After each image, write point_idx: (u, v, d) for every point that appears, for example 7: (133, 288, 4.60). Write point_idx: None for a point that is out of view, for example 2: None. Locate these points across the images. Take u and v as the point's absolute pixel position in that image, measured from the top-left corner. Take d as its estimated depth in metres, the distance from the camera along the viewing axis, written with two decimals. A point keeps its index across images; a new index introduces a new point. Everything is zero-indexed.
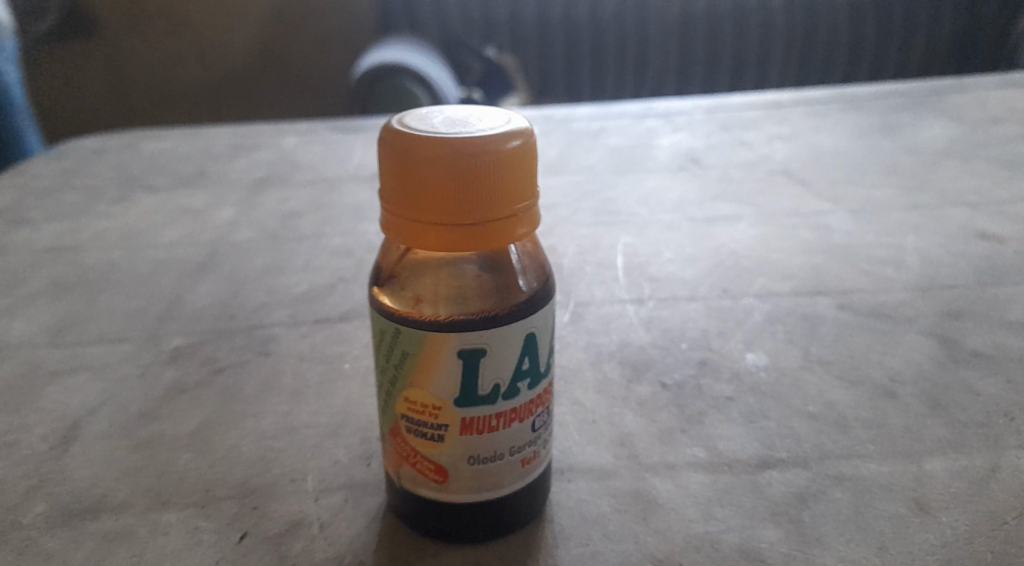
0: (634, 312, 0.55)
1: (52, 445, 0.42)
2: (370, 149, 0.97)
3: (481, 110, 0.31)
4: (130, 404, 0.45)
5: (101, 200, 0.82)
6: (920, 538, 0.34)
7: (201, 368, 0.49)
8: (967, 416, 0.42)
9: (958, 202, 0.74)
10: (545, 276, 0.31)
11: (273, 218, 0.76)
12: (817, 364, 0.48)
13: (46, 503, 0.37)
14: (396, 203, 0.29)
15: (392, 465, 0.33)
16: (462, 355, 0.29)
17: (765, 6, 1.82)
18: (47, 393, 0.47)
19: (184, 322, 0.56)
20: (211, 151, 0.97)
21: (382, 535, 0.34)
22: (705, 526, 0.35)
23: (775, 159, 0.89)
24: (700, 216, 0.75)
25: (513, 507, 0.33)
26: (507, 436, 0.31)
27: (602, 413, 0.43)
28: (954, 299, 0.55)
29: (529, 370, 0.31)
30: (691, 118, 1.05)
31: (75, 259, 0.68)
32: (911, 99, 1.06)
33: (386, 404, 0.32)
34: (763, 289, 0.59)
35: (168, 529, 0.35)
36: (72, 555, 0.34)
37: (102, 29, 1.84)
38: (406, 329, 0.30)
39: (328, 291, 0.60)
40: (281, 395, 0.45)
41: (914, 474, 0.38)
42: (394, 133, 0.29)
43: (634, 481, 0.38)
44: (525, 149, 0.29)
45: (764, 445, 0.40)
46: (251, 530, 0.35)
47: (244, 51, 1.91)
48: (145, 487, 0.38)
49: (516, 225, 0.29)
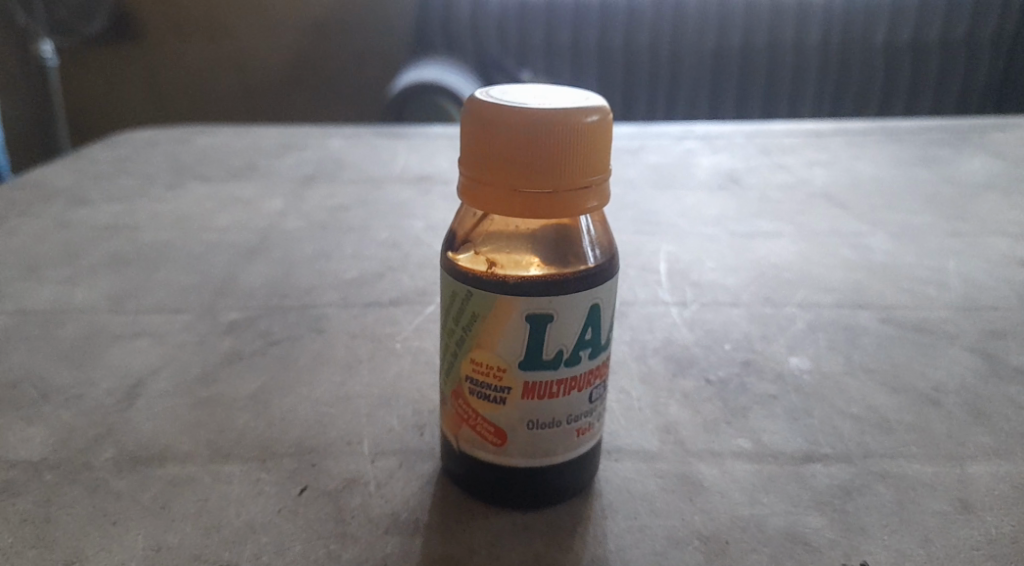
0: (677, 313, 0.56)
1: (117, 399, 0.43)
2: (414, 153, 0.99)
3: (559, 90, 0.33)
4: (190, 367, 0.47)
5: (156, 186, 0.84)
6: (965, 533, 0.34)
7: (256, 339, 0.51)
8: (1011, 426, 0.42)
9: (998, 232, 0.74)
10: (611, 251, 0.33)
11: (321, 211, 0.78)
12: (860, 370, 0.48)
13: (114, 449, 0.39)
14: (475, 170, 0.31)
15: (451, 428, 0.34)
16: (530, 319, 0.31)
17: (806, 39, 1.84)
18: (109, 353, 0.49)
19: (239, 298, 0.57)
20: (260, 148, 1.00)
21: (435, 497, 0.36)
22: (750, 510, 0.35)
23: (814, 184, 0.90)
24: (739, 231, 0.76)
25: (565, 478, 0.34)
26: (566, 404, 0.32)
27: (647, 403, 0.44)
28: (996, 319, 0.56)
29: (591, 340, 0.32)
30: (730, 141, 1.06)
31: (132, 237, 0.70)
32: (951, 133, 1.07)
33: (450, 367, 0.34)
34: (804, 299, 0.59)
35: (231, 480, 0.37)
36: (141, 496, 0.35)
37: (155, 30, 1.89)
38: (478, 292, 0.31)
39: (376, 278, 0.62)
40: (335, 368, 0.47)
41: (958, 476, 0.38)
42: (477, 103, 0.31)
43: (679, 464, 0.39)
44: (602, 124, 0.31)
45: (808, 440, 0.41)
46: (310, 485, 0.36)
47: (291, 58, 1.95)
48: (207, 441, 0.40)
49: (588, 197, 0.31)
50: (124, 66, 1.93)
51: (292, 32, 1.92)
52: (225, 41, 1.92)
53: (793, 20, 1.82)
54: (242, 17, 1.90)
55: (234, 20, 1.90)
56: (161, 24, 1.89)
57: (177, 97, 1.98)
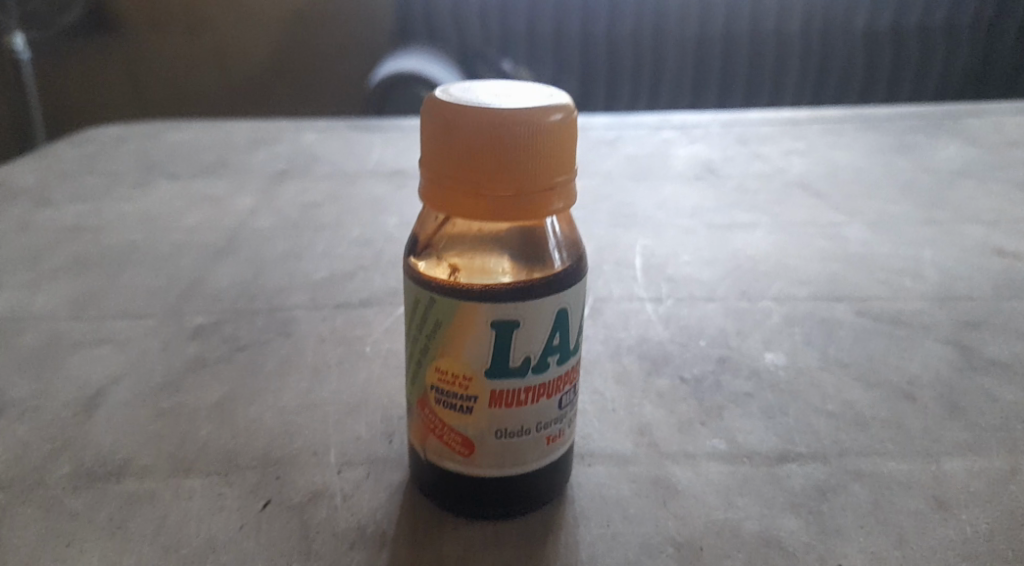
0: (652, 309, 0.55)
1: (75, 412, 0.42)
2: (388, 146, 0.97)
3: (522, 87, 0.32)
4: (152, 376, 0.45)
5: (122, 185, 0.82)
6: (940, 533, 0.34)
7: (222, 345, 0.49)
8: (986, 421, 0.42)
9: (975, 220, 0.74)
10: (578, 253, 0.32)
11: (292, 208, 0.77)
12: (836, 365, 0.48)
13: (70, 465, 0.37)
14: (436, 172, 0.30)
15: (418, 438, 0.33)
16: (494, 327, 0.30)
17: (784, 26, 1.83)
18: (69, 361, 0.47)
19: (205, 301, 0.56)
20: (230, 143, 0.97)
21: (403, 508, 0.35)
22: (724, 513, 0.35)
23: (791, 173, 0.90)
24: (717, 223, 0.75)
25: (535, 486, 0.34)
26: (535, 412, 0.32)
27: (622, 403, 0.43)
28: (971, 310, 0.55)
29: (559, 345, 0.31)
30: (707, 130, 1.05)
31: (96, 239, 0.68)
32: (926, 120, 1.07)
33: (415, 375, 0.33)
34: (780, 292, 0.59)
35: (191, 496, 0.35)
36: (96, 515, 0.34)
37: (125, 23, 1.85)
38: (441, 299, 0.30)
39: (347, 277, 0.61)
40: (302, 374, 0.46)
41: (933, 473, 0.38)
42: (437, 103, 0.30)
43: (653, 468, 0.38)
44: (566, 123, 0.30)
45: (783, 440, 0.40)
46: (273, 499, 0.35)
47: (264, 50, 1.92)
48: (167, 453, 0.38)
49: (553, 198, 0.30)
50: (94, 60, 1.89)
51: (266, 24, 1.89)
52: (197, 34, 1.89)
53: (771, 7, 1.82)
54: (213, 9, 1.86)
55: (206, 12, 1.86)
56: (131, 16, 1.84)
57: (149, 91, 1.94)
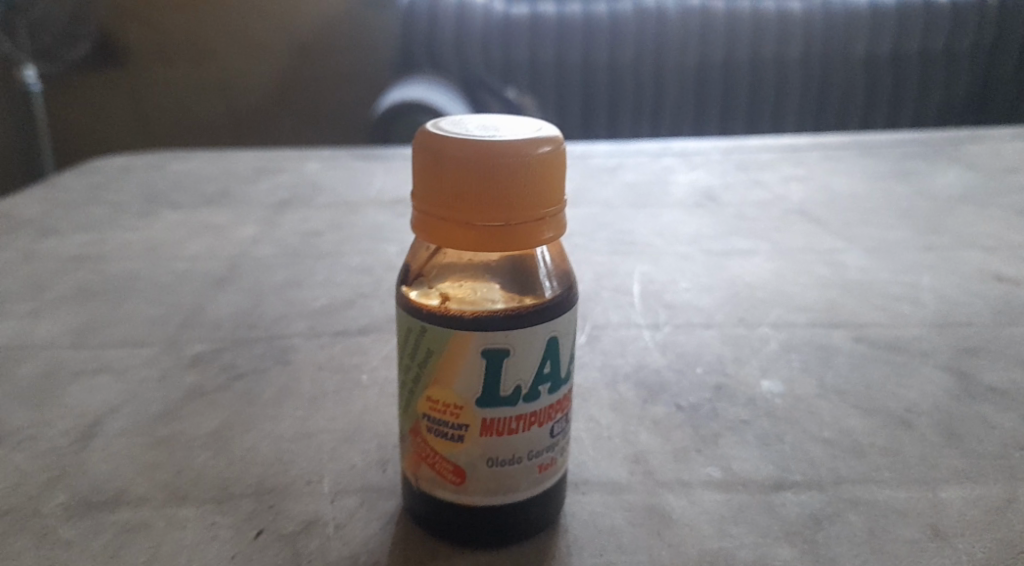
0: (649, 337, 0.55)
1: (72, 440, 0.42)
2: (389, 175, 0.98)
3: (512, 120, 0.33)
4: (150, 405, 0.46)
5: (126, 215, 0.83)
6: (935, 562, 0.34)
7: (220, 374, 0.50)
8: (983, 448, 0.42)
9: (973, 245, 0.74)
10: (569, 282, 0.32)
11: (294, 237, 0.77)
12: (833, 393, 0.48)
13: (66, 494, 0.38)
14: (426, 202, 0.30)
15: (410, 467, 0.34)
16: (485, 355, 0.30)
17: (785, 54, 1.85)
18: (67, 391, 0.47)
19: (205, 330, 0.56)
20: (234, 172, 0.98)
21: (396, 537, 0.35)
22: (719, 542, 0.35)
23: (789, 200, 0.90)
24: (715, 250, 0.75)
25: (528, 516, 0.33)
26: (527, 440, 0.32)
27: (617, 431, 0.43)
28: (970, 336, 0.55)
29: (550, 374, 0.32)
30: (708, 157, 1.06)
31: (99, 268, 0.69)
32: (923, 146, 1.07)
33: (407, 404, 0.33)
34: (778, 319, 0.59)
35: (184, 525, 0.35)
36: (91, 544, 0.34)
37: (136, 54, 1.88)
38: (432, 328, 0.30)
39: (347, 306, 0.61)
40: (299, 402, 0.46)
41: (930, 501, 0.37)
42: (428, 136, 0.30)
43: (647, 496, 0.38)
44: (556, 154, 0.30)
45: (779, 468, 0.40)
46: (265, 528, 0.35)
47: (272, 81, 1.95)
48: (163, 482, 0.38)
49: (543, 228, 0.30)
50: (106, 90, 1.91)
51: (273, 56, 1.92)
52: (206, 65, 1.91)
53: (772, 36, 1.84)
54: (223, 41, 1.89)
55: (216, 43, 1.89)
56: (140, 48, 1.87)
57: (159, 122, 1.96)
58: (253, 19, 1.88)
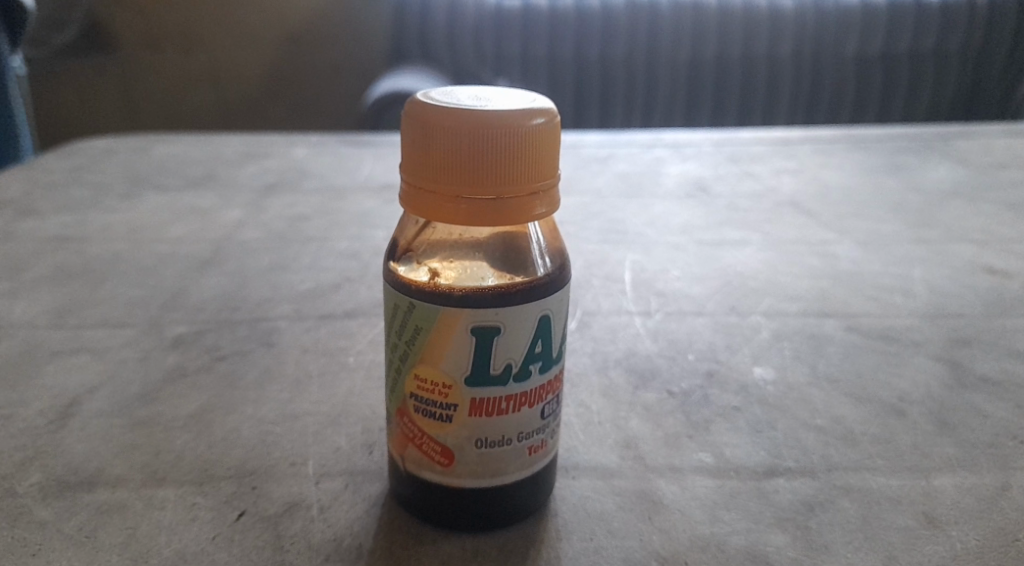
0: (640, 323, 0.55)
1: (49, 420, 0.41)
2: (377, 161, 0.97)
3: (505, 93, 0.32)
4: (129, 386, 0.44)
5: (109, 197, 0.81)
6: (929, 549, 0.33)
7: (202, 355, 0.48)
8: (974, 437, 0.41)
9: (964, 238, 0.74)
10: (561, 260, 0.31)
11: (280, 220, 0.76)
12: (826, 382, 0.47)
13: (41, 474, 0.36)
14: (415, 173, 0.29)
15: (397, 448, 0.33)
16: (475, 333, 0.29)
17: (778, 51, 1.85)
18: (45, 371, 0.46)
19: (188, 312, 0.55)
20: (220, 156, 0.97)
21: (381, 520, 0.34)
22: (710, 528, 0.34)
23: (780, 192, 0.89)
24: (707, 240, 0.75)
25: (516, 499, 0.33)
26: (516, 421, 0.31)
27: (608, 417, 0.43)
28: (963, 326, 0.55)
29: (542, 353, 0.31)
30: (699, 149, 1.05)
31: (80, 249, 0.67)
32: (915, 141, 1.07)
33: (394, 383, 0.32)
34: (770, 308, 0.58)
35: (163, 506, 0.35)
36: (65, 525, 0.33)
37: (124, 40, 1.85)
38: (421, 305, 0.30)
39: (333, 290, 0.60)
40: (283, 385, 0.45)
41: (922, 489, 0.37)
42: (419, 106, 0.29)
43: (639, 481, 0.37)
44: (549, 127, 0.29)
45: (770, 454, 0.40)
46: (247, 510, 0.34)
47: (261, 69, 1.92)
48: (142, 463, 0.37)
49: (535, 203, 0.29)
50: (93, 77, 1.88)
51: (264, 44, 1.90)
52: (195, 52, 1.89)
53: (765, 32, 1.84)
54: (213, 28, 1.86)
55: (206, 31, 1.86)
56: (129, 33, 1.84)
57: (145, 109, 1.94)
58: (243, 6, 1.85)
